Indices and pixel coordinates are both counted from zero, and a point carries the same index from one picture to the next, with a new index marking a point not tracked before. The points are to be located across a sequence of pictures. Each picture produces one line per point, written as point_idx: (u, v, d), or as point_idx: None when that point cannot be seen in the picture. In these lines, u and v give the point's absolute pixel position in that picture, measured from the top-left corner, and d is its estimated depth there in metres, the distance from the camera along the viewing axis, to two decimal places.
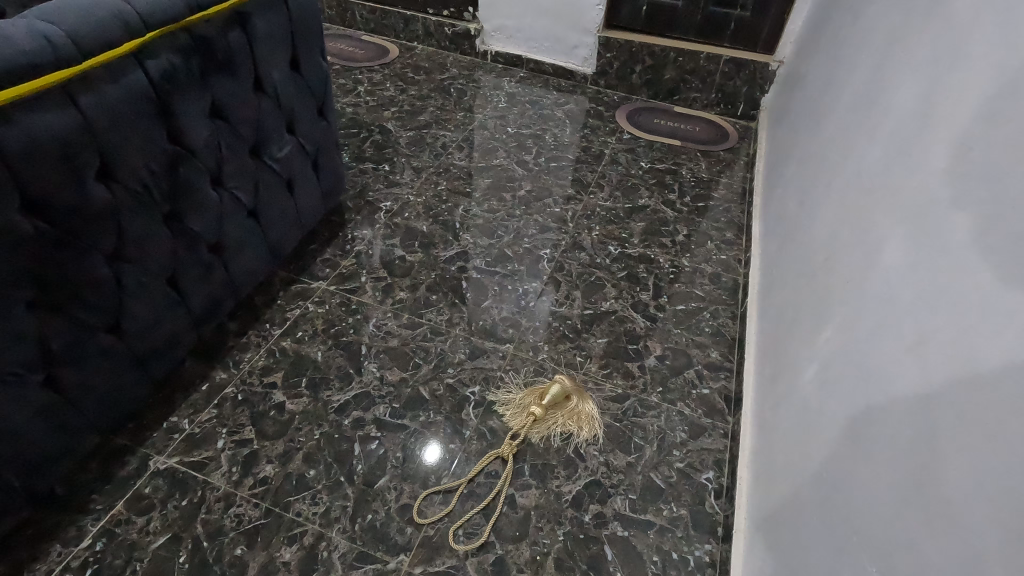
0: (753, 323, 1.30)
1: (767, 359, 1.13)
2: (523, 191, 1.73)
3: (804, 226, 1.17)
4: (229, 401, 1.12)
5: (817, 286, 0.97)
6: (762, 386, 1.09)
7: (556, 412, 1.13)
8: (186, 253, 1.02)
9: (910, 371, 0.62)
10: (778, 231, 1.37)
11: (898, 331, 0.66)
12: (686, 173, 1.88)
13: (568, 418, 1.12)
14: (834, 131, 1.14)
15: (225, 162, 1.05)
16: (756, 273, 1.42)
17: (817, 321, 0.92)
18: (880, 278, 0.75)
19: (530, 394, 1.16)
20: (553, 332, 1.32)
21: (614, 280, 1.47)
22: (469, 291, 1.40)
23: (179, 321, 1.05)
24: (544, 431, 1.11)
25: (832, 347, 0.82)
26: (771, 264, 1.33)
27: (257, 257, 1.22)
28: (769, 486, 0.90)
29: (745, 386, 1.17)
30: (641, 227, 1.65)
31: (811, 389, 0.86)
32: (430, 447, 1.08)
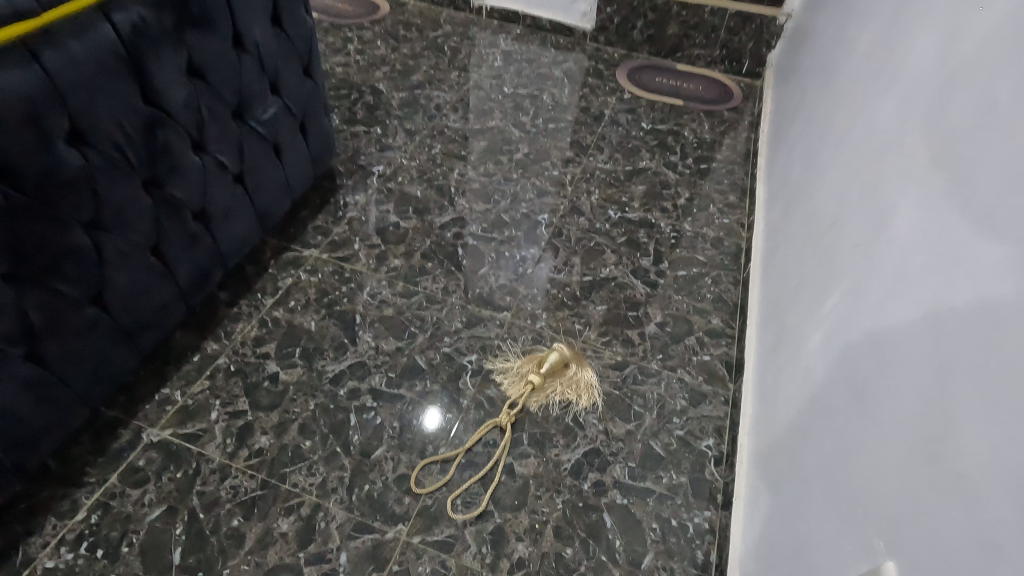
0: (755, 289, 1.27)
1: (769, 326, 1.11)
2: (520, 154, 1.68)
3: (809, 190, 1.13)
4: (221, 372, 1.10)
5: (823, 250, 0.94)
6: (764, 354, 1.08)
7: (555, 379, 1.12)
8: (170, 222, 0.98)
9: (920, 339, 0.59)
10: (782, 195, 1.33)
11: (908, 298, 0.64)
12: (688, 134, 1.82)
13: (567, 386, 1.11)
14: (844, 89, 1.09)
15: (206, 125, 1.00)
16: (760, 237, 1.39)
17: (822, 286, 0.89)
18: (890, 243, 0.72)
19: (528, 360, 1.15)
20: (552, 300, 1.29)
21: (614, 246, 1.43)
22: (466, 258, 1.37)
23: (166, 291, 1.02)
24: (543, 399, 1.10)
25: (837, 316, 0.80)
26: (774, 229, 1.30)
27: (245, 224, 1.18)
28: (771, 453, 0.89)
29: (747, 353, 1.15)
30: (642, 190, 1.60)
31: (815, 355, 0.84)
32: (429, 413, 1.07)
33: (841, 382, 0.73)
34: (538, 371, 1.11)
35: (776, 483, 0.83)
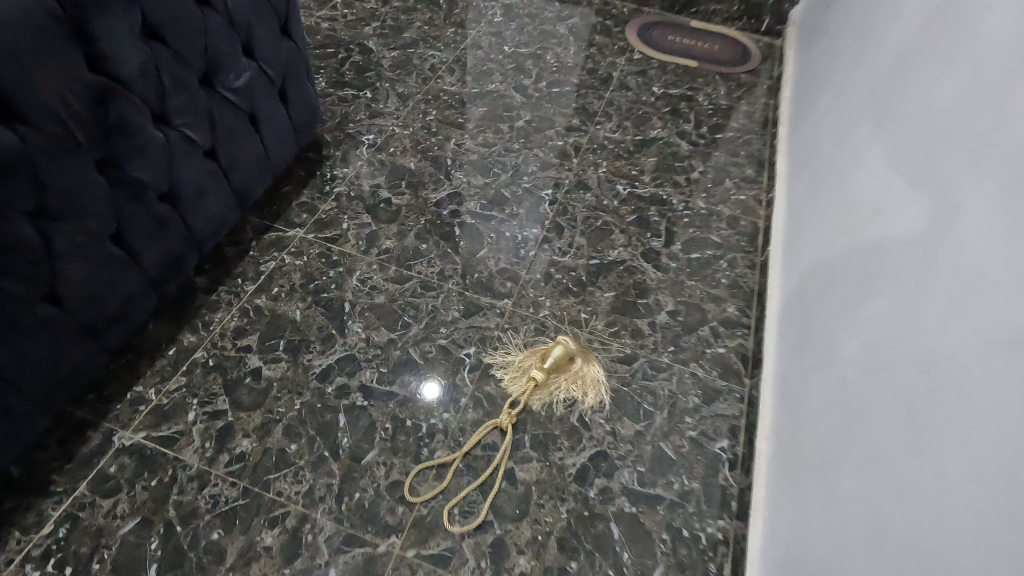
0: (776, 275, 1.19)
1: (791, 319, 1.03)
2: (521, 122, 1.55)
3: (840, 171, 1.03)
4: (199, 367, 1.01)
5: (858, 245, 0.86)
6: (786, 351, 1.01)
7: (559, 375, 1.04)
8: (133, 206, 0.88)
9: (993, 373, 0.52)
10: (806, 171, 1.23)
11: (977, 321, 0.56)
12: (703, 100, 1.68)
13: (572, 383, 1.03)
14: (887, 57, 0.98)
15: (169, 95, 0.88)
16: (780, 217, 1.30)
17: (858, 287, 0.82)
18: (949, 250, 0.64)
19: (530, 354, 1.07)
20: (556, 285, 1.20)
21: (623, 225, 1.33)
22: (463, 239, 1.27)
23: (132, 283, 0.92)
24: (546, 397, 1.02)
25: (880, 325, 0.72)
26: (798, 209, 1.20)
27: (222, 204, 1.07)
28: (795, 463, 0.84)
29: (767, 347, 1.08)
30: (653, 163, 1.49)
31: (848, 364, 0.78)
32: (430, 385, 1.03)
33: (883, 400, 0.67)
34: (540, 367, 1.04)
35: (804, 498, 0.79)
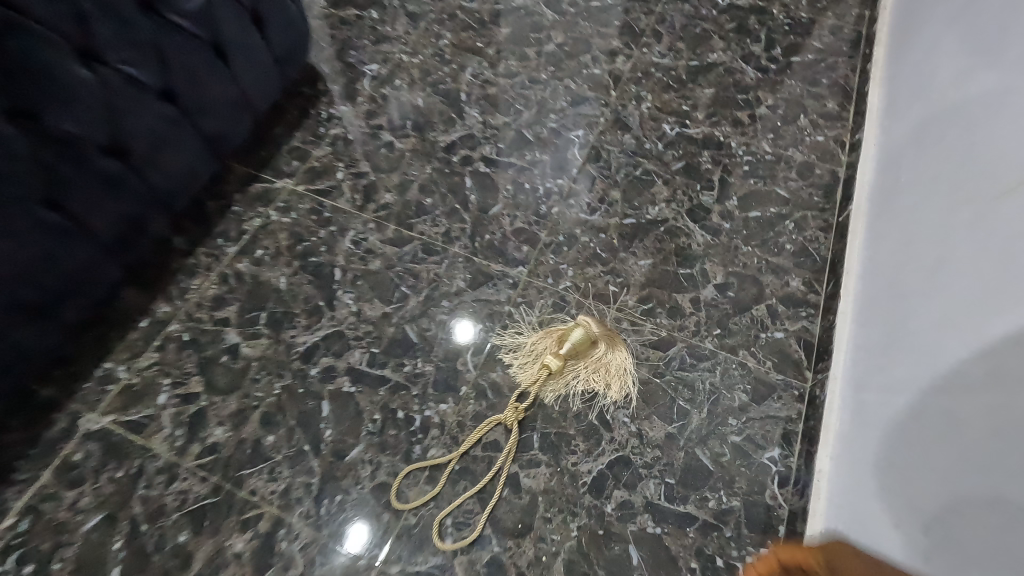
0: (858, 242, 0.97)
1: (881, 309, 0.84)
2: (552, 45, 1.30)
3: (974, 119, 0.78)
4: (173, 342, 0.91)
5: (1006, 233, 0.64)
6: (871, 348, 0.82)
7: (577, 362, 0.87)
8: (66, 166, 0.74)
9: None
10: (915, 110, 0.97)
11: None
12: (779, 12, 1.37)
13: (593, 372, 0.87)
14: None
15: (96, 25, 0.71)
16: (867, 163, 1.07)
17: (1006, 291, 0.61)
18: None
19: (545, 336, 0.91)
20: (581, 251, 1.01)
21: (667, 176, 1.11)
22: (474, 192, 1.08)
23: (80, 251, 0.80)
24: (561, 388, 0.87)
25: None
26: (898, 160, 0.96)
27: (188, 155, 0.92)
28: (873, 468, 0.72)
29: (841, 334, 0.89)
30: (709, 95, 1.22)
31: (976, 399, 0.59)
32: (461, 327, 0.94)
33: (1013, 432, 0.53)
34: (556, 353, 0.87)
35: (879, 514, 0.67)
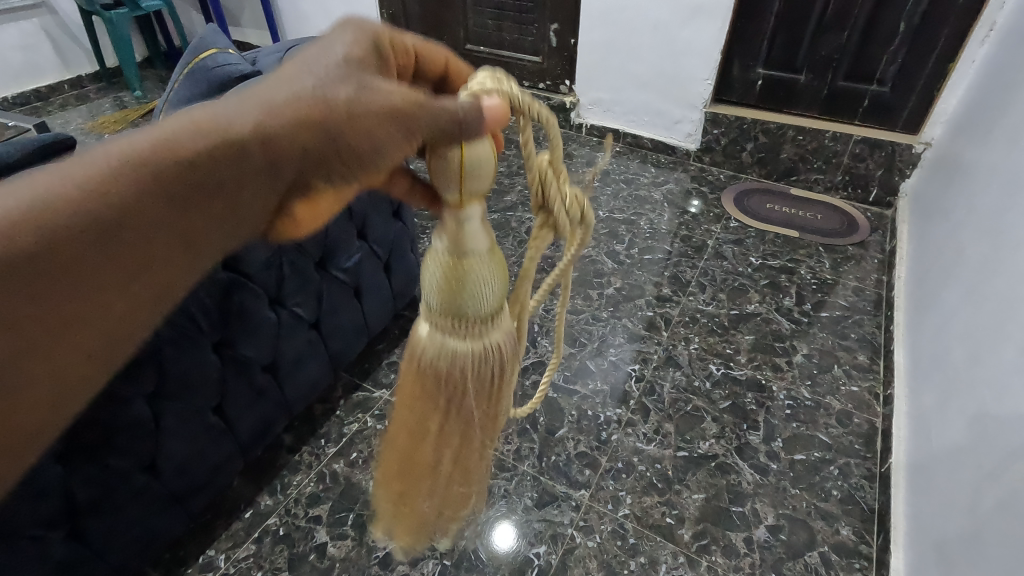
0: (903, 445, 1.09)
1: (917, 482, 0.98)
2: (611, 288, 1.56)
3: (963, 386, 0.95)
4: (269, 535, 1.02)
5: (956, 417, 0.93)
6: (911, 521, 0.94)
7: (489, 183, 0.48)
8: (236, 379, 0.94)
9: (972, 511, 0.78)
10: (932, 366, 1.11)
11: (961, 485, 0.84)
12: (805, 273, 1.63)
13: (482, 372, 0.55)
14: (1009, 293, 0.90)
15: (286, 282, 0.97)
16: (903, 385, 1.21)
17: (948, 442, 0.93)
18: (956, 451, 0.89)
19: (397, 442, 0.62)
20: (639, 479, 1.11)
21: (716, 412, 1.23)
22: (543, 414, 1.23)
23: (224, 449, 0.96)
24: (555, 180, 0.54)
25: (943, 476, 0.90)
26: (921, 405, 1.09)
27: (317, 369, 1.13)
28: (923, 518, 0.91)
29: (897, 528, 0.97)
30: (749, 341, 1.41)
31: (933, 511, 0.89)
32: (502, 527, 1.03)
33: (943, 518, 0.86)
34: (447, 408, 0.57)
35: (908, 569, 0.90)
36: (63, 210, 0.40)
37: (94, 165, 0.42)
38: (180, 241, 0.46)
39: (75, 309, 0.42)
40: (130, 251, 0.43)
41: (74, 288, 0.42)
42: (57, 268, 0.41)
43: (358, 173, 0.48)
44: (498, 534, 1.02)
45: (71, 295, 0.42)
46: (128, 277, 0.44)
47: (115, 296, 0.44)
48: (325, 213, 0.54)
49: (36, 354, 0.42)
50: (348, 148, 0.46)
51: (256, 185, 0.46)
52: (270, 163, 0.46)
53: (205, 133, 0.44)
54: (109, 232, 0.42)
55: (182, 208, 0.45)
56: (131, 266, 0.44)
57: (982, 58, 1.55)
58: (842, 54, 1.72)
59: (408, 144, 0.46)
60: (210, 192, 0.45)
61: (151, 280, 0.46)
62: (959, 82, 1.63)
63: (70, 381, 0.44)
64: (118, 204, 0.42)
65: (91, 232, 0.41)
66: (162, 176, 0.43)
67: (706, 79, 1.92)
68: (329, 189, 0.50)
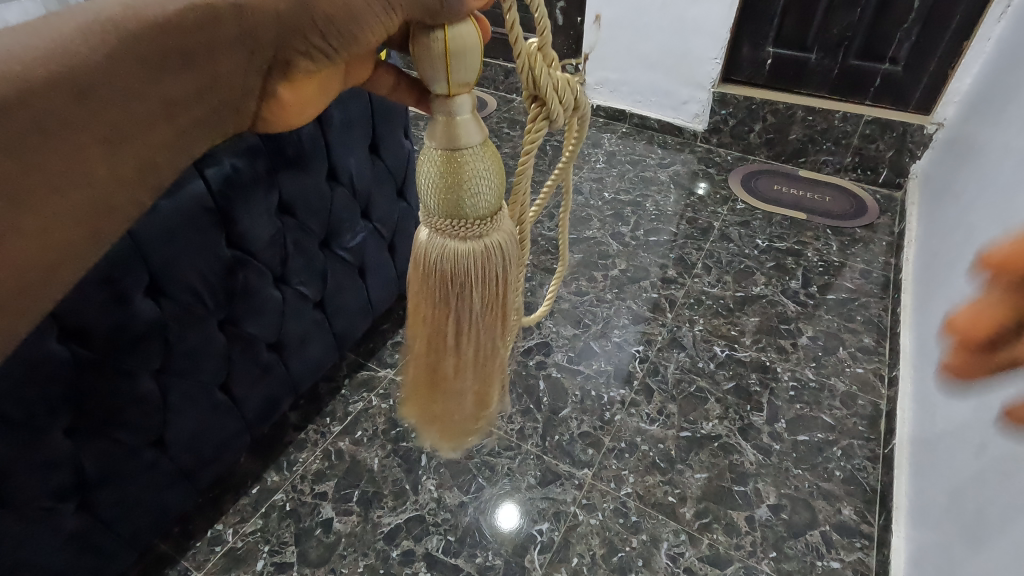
0: (907, 425, 1.09)
1: (923, 457, 0.98)
2: (616, 270, 1.55)
3: None
4: (276, 510, 1.03)
5: (965, 393, 0.92)
6: (917, 495, 0.94)
7: (477, 69, 0.53)
8: (242, 356, 0.94)
9: (982, 481, 0.77)
10: (939, 347, 1.10)
11: (970, 457, 0.83)
12: (812, 256, 1.61)
13: (485, 267, 0.61)
14: None
15: (290, 260, 0.97)
16: (909, 367, 1.20)
17: (955, 417, 0.92)
18: (964, 424, 0.88)
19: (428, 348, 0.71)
20: (642, 459, 1.12)
21: (719, 393, 1.23)
22: (546, 394, 1.23)
23: (230, 426, 0.97)
24: (541, 67, 0.58)
25: (951, 449, 0.90)
26: (928, 385, 1.08)
27: (322, 349, 1.13)
28: (926, 498, 0.91)
29: (903, 505, 0.97)
30: (754, 323, 1.40)
31: (942, 483, 0.88)
32: (505, 508, 1.04)
33: (951, 489, 0.85)
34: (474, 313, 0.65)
35: (908, 549, 0.90)
36: (45, 58, 0.40)
37: (74, 18, 0.43)
38: (160, 101, 0.48)
39: (58, 166, 0.43)
40: (113, 111, 0.45)
41: (58, 145, 0.42)
42: (38, 117, 0.40)
43: (340, 45, 0.51)
44: (503, 513, 1.03)
45: (57, 151, 0.42)
46: (110, 138, 0.45)
47: (98, 149, 0.45)
48: (306, 98, 0.56)
49: (18, 211, 0.41)
50: (326, 20, 0.49)
51: (234, 50, 0.50)
52: (247, 32, 0.50)
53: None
54: (92, 87, 0.43)
55: (163, 72, 0.47)
56: (112, 125, 0.45)
57: (997, 35, 1.52)
58: (854, 32, 1.69)
59: (388, 15, 0.50)
60: (189, 55, 0.48)
61: (129, 147, 0.47)
62: (972, 61, 1.59)
63: (52, 250, 0.44)
64: (106, 55, 0.43)
65: (76, 83, 0.42)
66: (149, 30, 0.45)
67: (715, 58, 1.89)
68: (308, 67, 0.53)
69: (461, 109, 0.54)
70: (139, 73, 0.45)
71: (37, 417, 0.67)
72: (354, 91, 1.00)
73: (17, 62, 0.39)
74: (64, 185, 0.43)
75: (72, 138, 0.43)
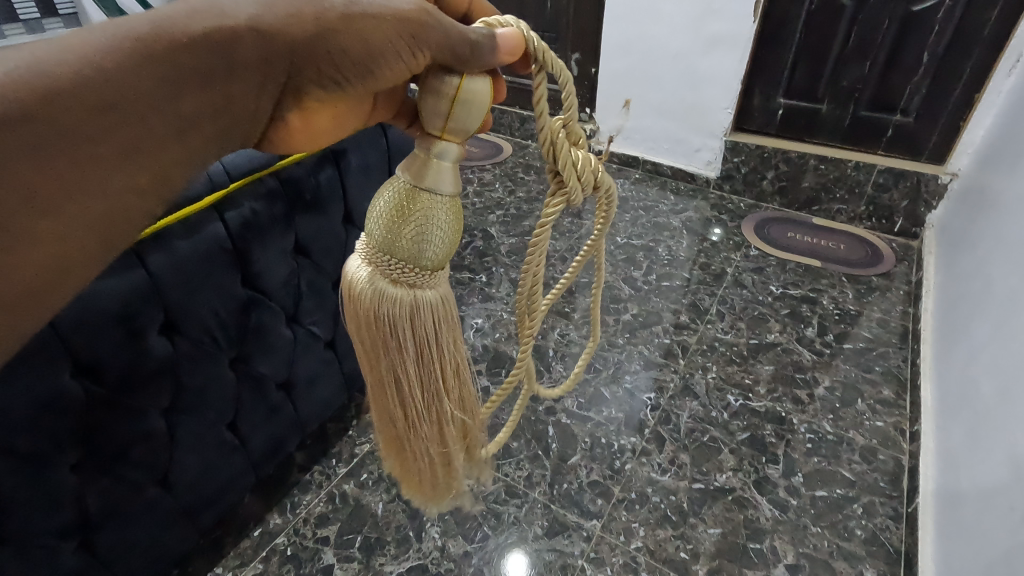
0: (934, 481, 1.04)
1: (952, 513, 0.93)
2: (628, 315, 1.55)
3: (999, 410, 0.90)
4: (277, 555, 1.01)
5: (993, 442, 0.88)
6: (948, 551, 0.89)
7: (479, 120, 0.56)
8: (251, 395, 0.95)
9: (1018, 534, 0.73)
10: (962, 397, 1.06)
11: (1002, 509, 0.79)
12: (827, 304, 1.59)
13: (411, 319, 0.59)
14: None
15: (303, 300, 0.99)
16: (931, 420, 1.16)
17: (985, 467, 0.88)
18: (994, 475, 0.84)
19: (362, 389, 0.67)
20: (653, 512, 1.08)
21: (733, 444, 1.20)
22: (555, 440, 1.21)
23: (236, 465, 0.97)
24: (564, 144, 0.60)
25: (982, 503, 0.85)
26: (954, 437, 1.04)
27: (331, 389, 1.13)
28: (953, 560, 0.86)
29: (933, 565, 0.92)
30: (769, 372, 1.38)
31: (976, 537, 0.83)
32: (511, 558, 1.01)
33: (984, 542, 0.80)
34: (405, 398, 0.64)
35: None
36: (69, 75, 0.42)
37: (98, 36, 0.44)
38: (177, 120, 0.48)
39: (77, 174, 0.43)
40: (130, 122, 0.45)
41: (73, 153, 0.42)
42: (57, 126, 0.41)
43: (356, 78, 0.55)
44: (509, 565, 1.00)
45: (75, 158, 0.42)
46: (127, 149, 0.45)
47: (115, 163, 0.45)
48: (308, 121, 0.62)
49: (29, 217, 0.41)
50: (343, 53, 0.53)
51: (248, 72, 0.51)
52: (265, 53, 0.51)
53: (205, 17, 0.48)
54: (109, 101, 0.43)
55: (183, 88, 0.47)
56: (129, 138, 0.45)
57: (1009, 89, 1.53)
58: (864, 84, 1.72)
59: (413, 57, 0.54)
60: (206, 74, 0.48)
61: (145, 159, 0.47)
62: (986, 112, 1.61)
63: (64, 255, 0.43)
64: (128, 73, 0.44)
65: (97, 95, 0.43)
66: (166, 49, 0.46)
67: (727, 107, 1.92)
68: (320, 94, 0.57)
69: (443, 156, 0.55)
70: (160, 88, 0.46)
71: (45, 452, 0.68)
72: (371, 138, 1.04)
73: (41, 74, 0.41)
74: (76, 194, 0.43)
75: (88, 147, 0.43)
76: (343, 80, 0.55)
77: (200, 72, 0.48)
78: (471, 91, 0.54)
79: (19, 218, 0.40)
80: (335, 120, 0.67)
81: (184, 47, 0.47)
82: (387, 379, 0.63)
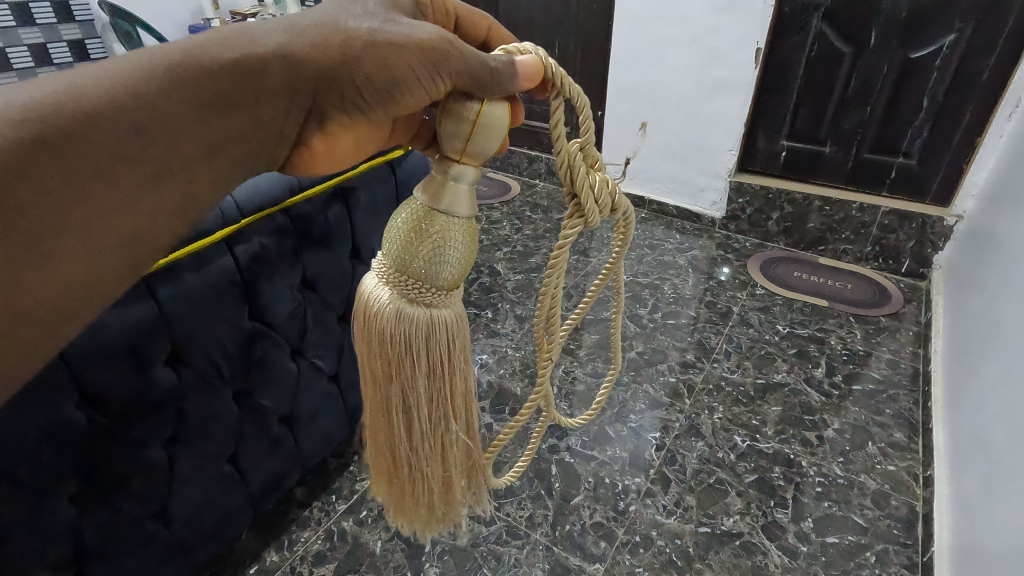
0: (950, 529, 1.01)
1: (970, 561, 0.90)
2: (634, 353, 1.54)
3: (1014, 452, 0.88)
4: None
5: (1010, 485, 0.86)
6: None
7: (496, 145, 0.58)
8: (253, 428, 0.95)
9: None
10: (976, 440, 1.04)
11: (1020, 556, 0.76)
12: (835, 343, 1.58)
13: (425, 337, 0.59)
14: None
15: (308, 334, 1.00)
16: (944, 464, 1.14)
17: (1003, 513, 0.85)
18: (1012, 519, 0.81)
19: (372, 412, 0.68)
20: (658, 556, 1.05)
21: (740, 486, 1.18)
22: (559, 479, 1.19)
23: (235, 500, 0.96)
24: (579, 167, 0.62)
25: (1000, 550, 0.82)
26: (969, 482, 1.01)
27: (334, 423, 1.13)
28: None
29: None
30: (776, 413, 1.36)
31: None
32: None
33: None
34: (413, 418, 0.65)
35: None
36: (106, 99, 0.44)
37: (135, 63, 0.47)
38: (205, 145, 0.50)
39: (107, 193, 0.45)
40: (160, 145, 0.47)
41: (105, 172, 0.44)
42: (89, 147, 0.43)
43: (377, 103, 0.57)
44: None
45: (107, 179, 0.44)
46: (156, 169, 0.47)
47: (144, 185, 0.47)
48: (331, 145, 0.64)
49: (62, 233, 0.43)
50: (364, 78, 0.55)
51: (274, 100, 0.53)
52: (291, 82, 0.53)
53: (236, 46, 0.51)
54: (142, 124, 0.46)
55: (211, 113, 0.49)
56: (157, 158, 0.47)
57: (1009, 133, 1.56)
58: (865, 128, 1.75)
59: (433, 83, 0.56)
60: (234, 100, 0.50)
61: (172, 180, 0.48)
62: (988, 154, 1.62)
63: (91, 271, 0.45)
64: (162, 97, 0.47)
65: (130, 117, 0.45)
66: (197, 76, 0.48)
67: (731, 150, 1.96)
68: (342, 119, 0.59)
69: (461, 179, 0.57)
70: (189, 113, 0.48)
71: (45, 481, 0.68)
72: (380, 176, 1.07)
73: (82, 98, 0.43)
74: (105, 213, 0.45)
75: (119, 168, 0.45)
76: (364, 106, 0.57)
77: (229, 97, 0.50)
78: (488, 117, 0.56)
79: (53, 233, 0.42)
80: (356, 143, 0.69)
81: (215, 73, 0.49)
82: (394, 398, 0.64)
